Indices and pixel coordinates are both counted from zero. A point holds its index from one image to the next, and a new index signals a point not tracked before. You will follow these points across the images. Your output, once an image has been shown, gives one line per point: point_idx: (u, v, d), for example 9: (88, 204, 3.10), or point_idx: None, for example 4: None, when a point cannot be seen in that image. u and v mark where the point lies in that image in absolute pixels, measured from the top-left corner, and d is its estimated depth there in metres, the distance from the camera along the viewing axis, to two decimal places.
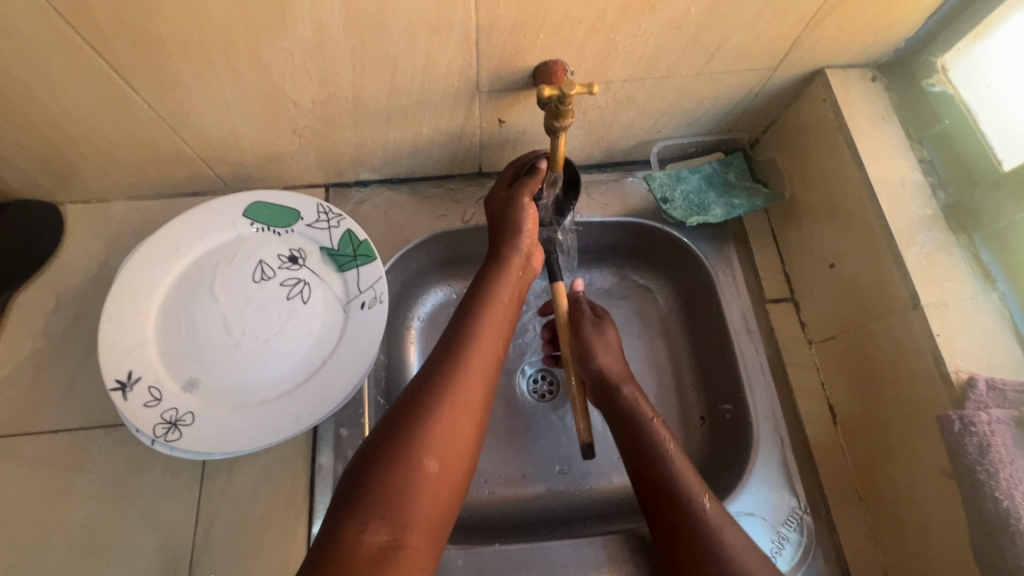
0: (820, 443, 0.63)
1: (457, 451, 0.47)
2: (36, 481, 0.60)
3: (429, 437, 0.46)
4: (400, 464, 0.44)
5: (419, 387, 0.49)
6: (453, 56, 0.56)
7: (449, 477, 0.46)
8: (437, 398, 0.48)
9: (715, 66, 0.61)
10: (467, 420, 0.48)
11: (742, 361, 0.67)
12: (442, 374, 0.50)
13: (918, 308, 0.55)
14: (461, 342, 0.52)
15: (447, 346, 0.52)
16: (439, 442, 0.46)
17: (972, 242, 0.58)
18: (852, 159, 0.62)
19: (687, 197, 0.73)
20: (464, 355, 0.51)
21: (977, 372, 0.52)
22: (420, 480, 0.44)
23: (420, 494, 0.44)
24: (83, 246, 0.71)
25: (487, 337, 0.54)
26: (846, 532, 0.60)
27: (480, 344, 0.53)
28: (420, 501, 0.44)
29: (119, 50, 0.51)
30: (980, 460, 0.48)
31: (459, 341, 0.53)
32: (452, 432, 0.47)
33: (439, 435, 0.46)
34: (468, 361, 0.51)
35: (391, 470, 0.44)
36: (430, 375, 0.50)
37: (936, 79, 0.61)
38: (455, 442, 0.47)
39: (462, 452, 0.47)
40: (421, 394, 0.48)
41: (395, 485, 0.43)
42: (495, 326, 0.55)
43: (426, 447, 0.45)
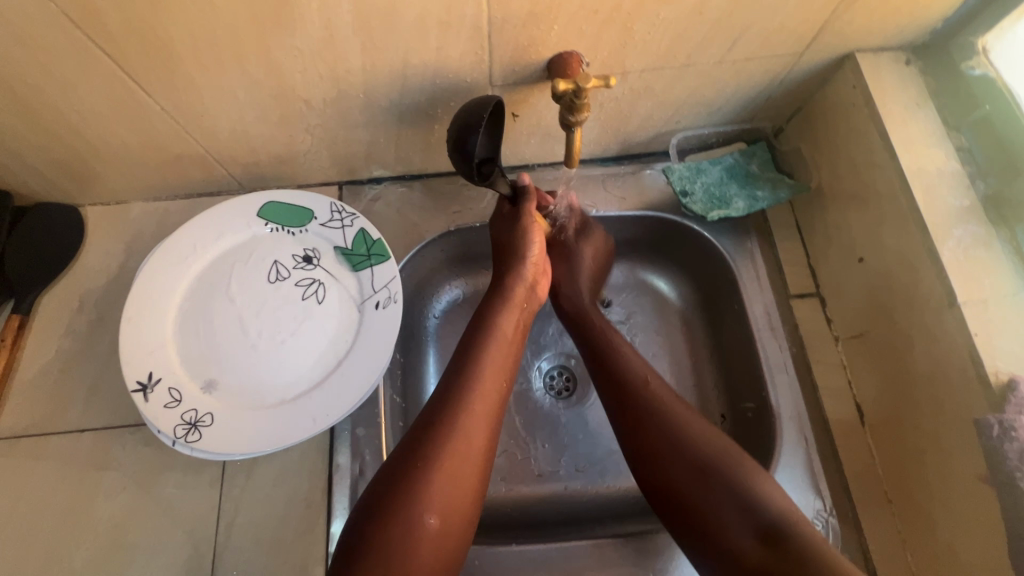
0: (847, 444, 0.61)
1: (457, 505, 0.50)
2: (65, 478, 0.61)
3: (429, 496, 0.49)
4: (401, 522, 0.47)
5: (419, 438, 0.51)
6: (465, 50, 0.54)
7: (451, 530, 0.49)
8: (436, 452, 0.50)
9: (737, 54, 0.59)
10: (464, 472, 0.51)
11: (765, 359, 0.65)
12: (442, 425, 0.52)
13: (955, 305, 0.52)
14: (459, 389, 0.54)
15: (447, 393, 0.54)
16: (439, 499, 0.49)
17: (1014, 235, 0.55)
18: (884, 148, 0.59)
19: (707, 190, 0.71)
20: (465, 401, 0.53)
21: (1019, 374, 0.49)
22: (421, 539, 0.47)
23: (421, 552, 0.47)
24: (104, 247, 0.71)
25: (486, 381, 0.55)
26: (874, 536, 0.58)
27: (481, 390, 0.55)
28: (420, 559, 0.47)
29: (130, 53, 0.51)
30: (1020, 467, 0.46)
31: (460, 386, 0.54)
32: (452, 485, 0.50)
33: (438, 491, 0.49)
34: (467, 411, 0.53)
35: (392, 527, 0.47)
36: (431, 424, 0.52)
37: (976, 61, 0.58)
38: (455, 495, 0.50)
39: (461, 504, 0.50)
40: (421, 445, 0.51)
41: (396, 541, 0.47)
42: (494, 366, 0.57)
43: (427, 505, 0.48)
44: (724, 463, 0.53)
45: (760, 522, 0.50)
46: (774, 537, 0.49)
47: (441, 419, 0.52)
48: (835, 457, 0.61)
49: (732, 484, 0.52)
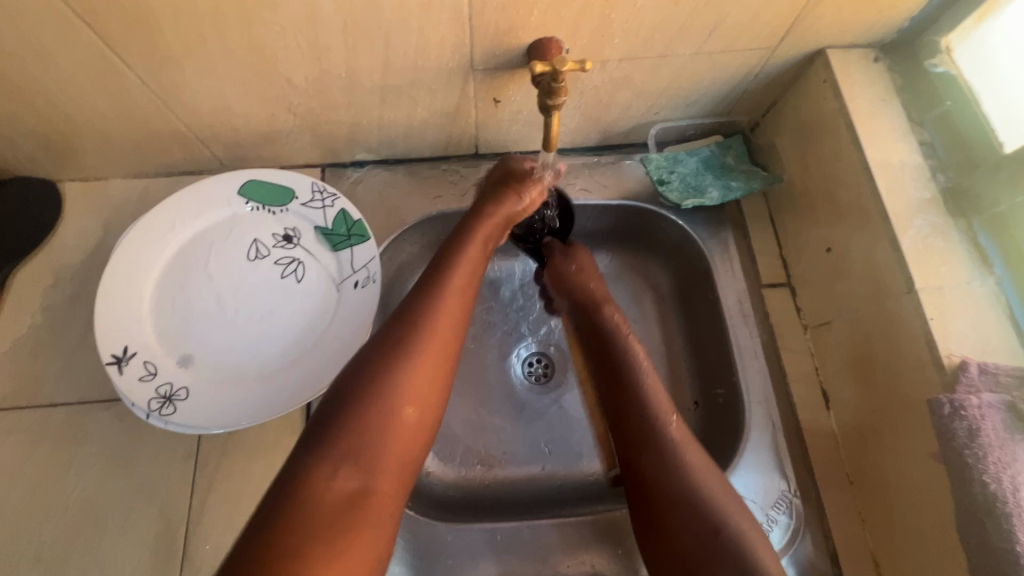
0: (812, 429, 0.63)
1: (430, 397, 0.44)
2: (36, 452, 0.61)
3: (403, 380, 0.43)
4: (371, 406, 0.41)
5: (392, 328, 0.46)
6: (447, 33, 0.55)
7: (423, 423, 0.44)
8: (408, 341, 0.45)
9: (713, 45, 0.60)
10: (437, 362, 0.45)
11: (736, 345, 0.67)
12: (416, 321, 0.46)
13: (912, 292, 0.54)
14: (434, 290, 0.48)
15: (422, 290, 0.49)
16: (415, 384, 0.43)
17: (971, 226, 0.57)
18: (851, 142, 0.61)
19: (684, 180, 0.73)
20: (436, 294, 0.48)
21: (970, 357, 0.51)
22: (394, 424, 0.42)
23: (392, 438, 0.42)
24: (81, 223, 0.71)
25: (459, 284, 0.50)
26: (835, 517, 0.60)
27: (454, 290, 0.49)
28: (395, 447, 0.42)
29: (111, 24, 0.51)
30: (970, 444, 0.48)
31: (433, 287, 0.49)
32: (424, 371, 0.44)
33: (413, 378, 0.43)
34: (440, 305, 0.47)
35: (361, 405, 0.41)
36: (404, 320, 0.46)
37: (940, 59, 0.60)
38: (430, 387, 0.44)
39: (434, 397, 0.45)
40: (394, 331, 0.45)
41: (365, 424, 0.41)
42: (467, 276, 0.52)
43: (399, 388, 0.43)
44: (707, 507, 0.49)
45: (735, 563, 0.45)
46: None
47: (411, 308, 0.47)
48: (800, 441, 0.63)
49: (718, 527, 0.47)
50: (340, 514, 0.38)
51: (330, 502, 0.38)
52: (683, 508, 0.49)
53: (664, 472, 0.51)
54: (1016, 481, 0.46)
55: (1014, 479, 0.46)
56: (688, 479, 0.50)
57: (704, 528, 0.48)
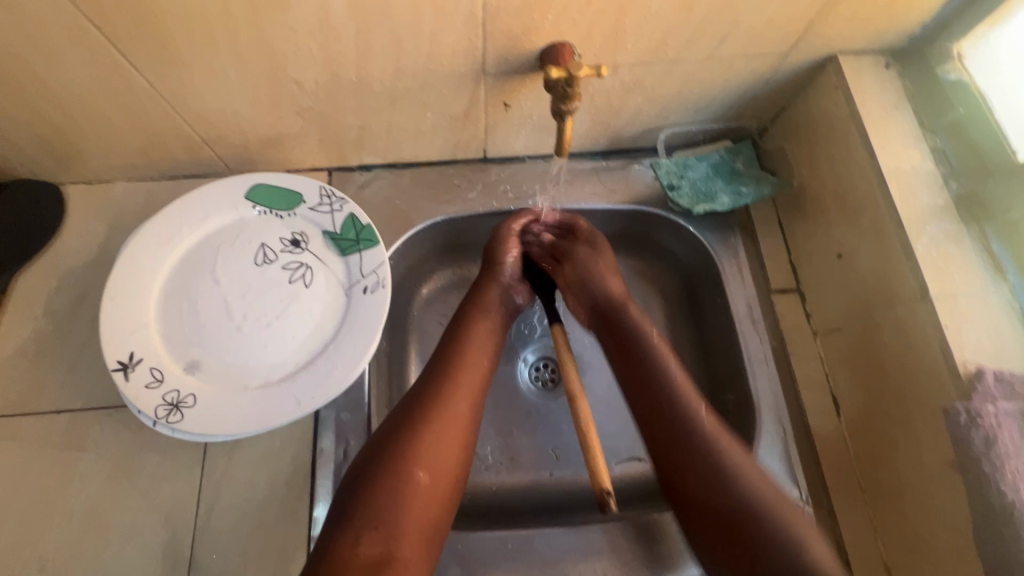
0: (823, 435, 0.63)
1: (445, 464, 0.51)
2: (40, 460, 0.60)
3: (418, 450, 0.51)
4: (391, 479, 0.49)
5: (415, 400, 0.54)
6: (460, 37, 0.55)
7: (437, 489, 0.50)
8: (426, 422, 0.52)
9: (725, 51, 0.60)
10: (451, 436, 0.53)
11: (746, 352, 0.67)
12: (434, 397, 0.54)
13: (926, 299, 0.54)
14: (448, 369, 0.57)
15: (438, 362, 0.58)
16: (428, 454, 0.51)
17: (984, 232, 0.57)
18: (863, 148, 0.61)
19: (694, 185, 0.73)
20: (455, 367, 0.57)
21: (985, 364, 0.51)
22: (412, 493, 0.49)
23: (409, 504, 0.48)
24: (85, 226, 0.70)
25: (471, 359, 0.58)
26: (847, 523, 0.59)
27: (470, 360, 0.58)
28: (412, 514, 0.48)
29: (120, 27, 0.50)
30: (985, 453, 0.48)
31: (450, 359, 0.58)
32: (437, 444, 0.52)
33: (428, 449, 0.51)
34: (457, 381, 0.56)
35: (382, 478, 0.49)
36: (422, 400, 0.54)
37: (952, 66, 0.61)
38: (443, 454, 0.51)
39: (449, 465, 0.52)
40: (413, 407, 0.53)
41: (386, 491, 0.48)
42: (481, 348, 0.60)
43: (417, 459, 0.50)
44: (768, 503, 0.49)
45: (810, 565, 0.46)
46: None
47: (435, 377, 0.56)
48: (811, 448, 0.63)
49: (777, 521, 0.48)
50: None
51: (350, 563, 0.45)
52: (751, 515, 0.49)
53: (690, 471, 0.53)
54: None
55: None
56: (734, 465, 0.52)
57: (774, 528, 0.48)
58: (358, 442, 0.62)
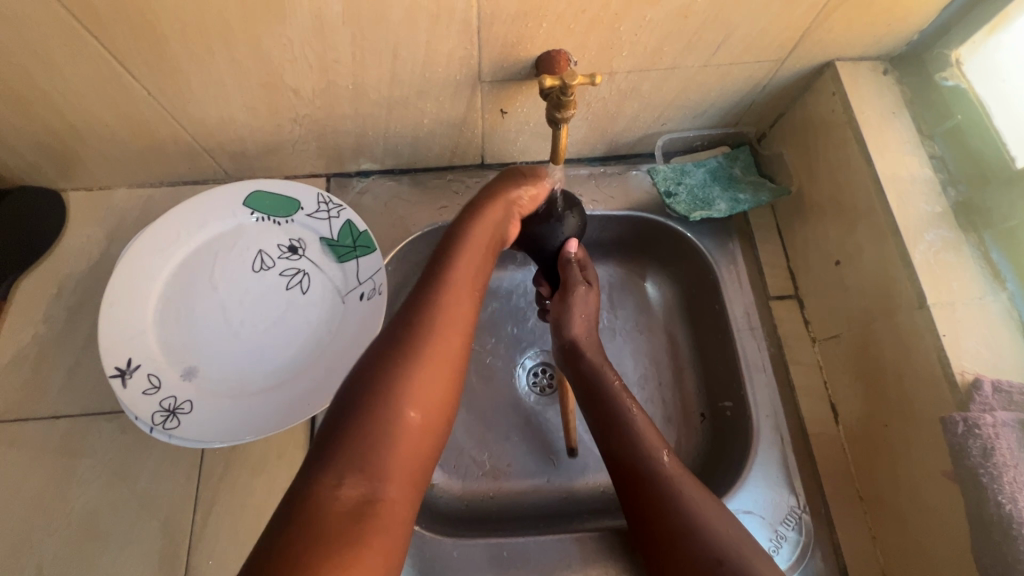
0: (821, 443, 0.63)
1: (440, 398, 0.42)
2: (39, 465, 0.60)
3: (407, 384, 0.41)
4: (374, 416, 0.39)
5: (400, 326, 0.44)
6: (455, 46, 0.55)
7: (432, 426, 0.41)
8: (413, 354, 0.42)
9: (721, 58, 0.60)
10: (445, 371, 0.43)
11: (744, 358, 0.66)
12: (424, 322, 0.44)
13: (924, 307, 0.54)
14: (437, 294, 0.46)
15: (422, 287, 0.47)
16: (420, 390, 0.41)
17: (983, 240, 0.56)
18: (860, 155, 0.60)
19: (691, 192, 0.72)
20: (448, 285, 0.47)
21: (983, 374, 0.51)
22: (402, 434, 0.39)
23: (399, 444, 0.39)
24: (85, 232, 0.71)
25: (462, 284, 0.48)
26: (845, 532, 0.59)
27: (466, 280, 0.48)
28: (401, 454, 0.39)
29: (118, 37, 0.51)
30: (983, 463, 0.47)
31: (444, 276, 0.48)
32: (432, 378, 0.42)
33: (419, 383, 0.41)
34: (452, 305, 0.46)
35: (367, 410, 0.39)
36: (408, 323, 0.44)
37: (950, 73, 0.60)
38: (438, 390, 0.42)
39: (444, 404, 0.42)
40: (401, 332, 0.44)
41: (371, 426, 0.39)
42: (471, 272, 0.49)
43: (407, 394, 0.41)
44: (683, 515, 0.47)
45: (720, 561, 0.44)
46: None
47: (427, 298, 0.46)
48: (809, 456, 0.62)
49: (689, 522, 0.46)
50: (349, 525, 0.35)
51: (331, 509, 0.35)
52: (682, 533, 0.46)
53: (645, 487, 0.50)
54: None
55: None
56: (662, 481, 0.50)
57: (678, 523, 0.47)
58: None
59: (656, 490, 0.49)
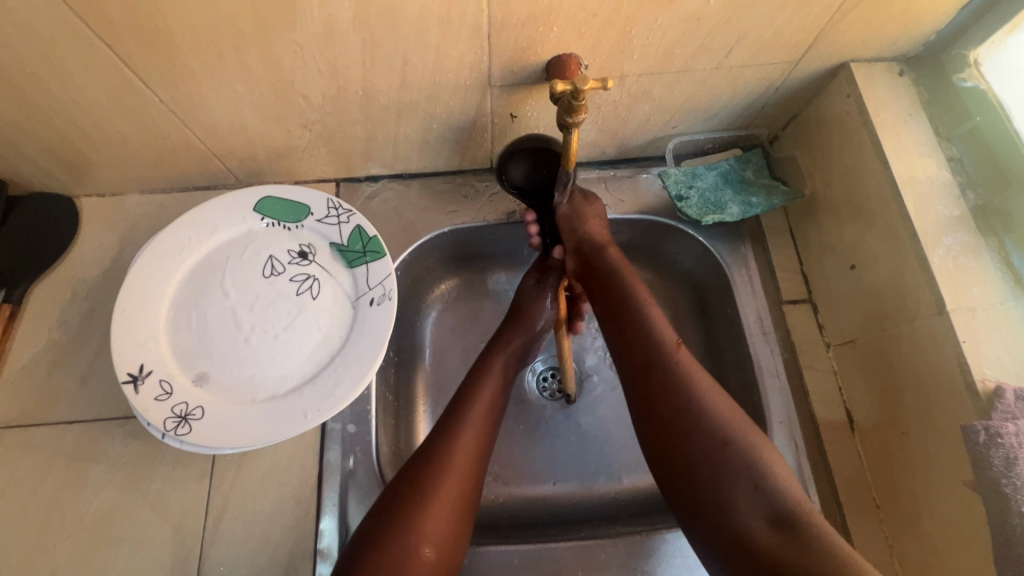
0: (837, 451, 0.62)
1: (451, 537, 0.49)
2: (52, 470, 0.61)
3: (422, 524, 0.47)
4: (392, 556, 0.46)
5: (418, 467, 0.51)
6: (465, 50, 0.55)
7: (443, 564, 0.47)
8: (432, 495, 0.49)
9: (734, 60, 0.59)
10: (455, 505, 0.49)
11: (757, 364, 0.66)
12: (438, 462, 0.51)
13: (943, 313, 0.53)
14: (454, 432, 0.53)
15: (442, 428, 0.54)
16: (432, 528, 0.48)
17: (1003, 245, 0.55)
18: (876, 158, 0.60)
19: (703, 195, 0.71)
20: (459, 431, 0.53)
21: (1005, 381, 0.50)
22: (414, 570, 0.46)
23: None
24: (98, 238, 0.71)
25: (475, 429, 0.55)
26: (861, 541, 0.58)
27: (471, 426, 0.54)
28: None
29: (130, 45, 0.51)
30: (1006, 473, 0.46)
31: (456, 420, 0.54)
32: (442, 518, 0.48)
33: (432, 522, 0.48)
34: (460, 447, 0.52)
35: (388, 552, 0.46)
36: (426, 462, 0.51)
37: (969, 73, 0.59)
38: (449, 529, 0.49)
39: (453, 536, 0.49)
40: (419, 473, 0.50)
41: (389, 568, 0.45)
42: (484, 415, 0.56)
43: (422, 534, 0.47)
44: (738, 444, 0.48)
45: (776, 509, 0.45)
46: (787, 522, 0.44)
47: (441, 440, 0.53)
48: (825, 464, 0.61)
49: (750, 464, 0.46)
50: None
51: None
52: (714, 459, 0.47)
53: (664, 394, 0.51)
54: None
55: None
56: (704, 413, 0.49)
57: (709, 439, 0.48)
58: (365, 454, 0.63)
59: (676, 407, 0.50)
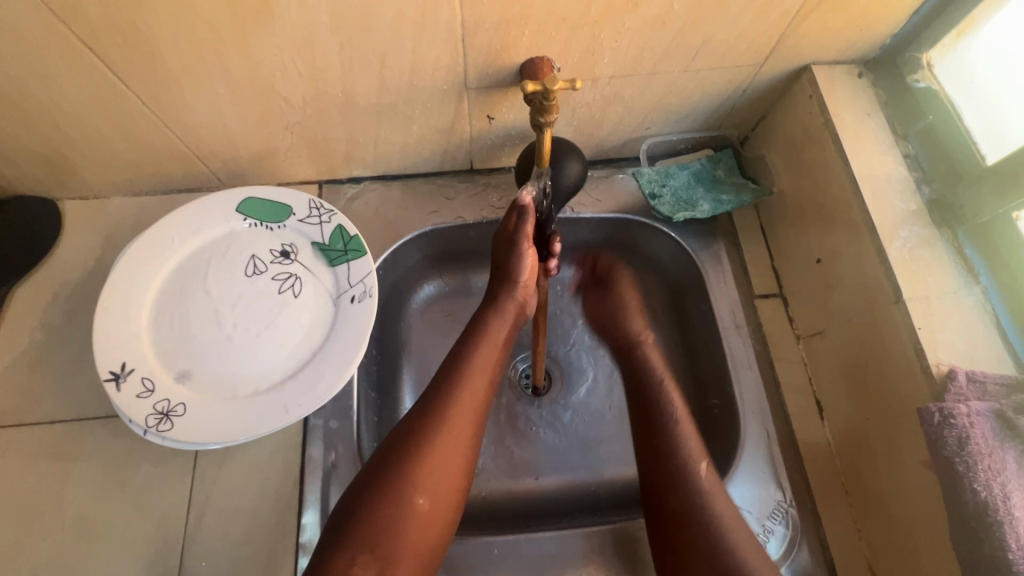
0: (806, 438, 0.64)
1: (445, 489, 0.52)
2: (33, 470, 0.61)
3: (420, 477, 0.51)
4: (392, 505, 0.49)
5: (412, 424, 0.54)
6: (441, 53, 0.57)
7: (438, 513, 0.51)
8: (426, 448, 0.52)
9: (700, 63, 0.62)
10: (452, 454, 0.53)
11: (730, 355, 0.68)
12: (433, 418, 0.54)
13: (900, 301, 0.55)
14: (454, 383, 0.57)
15: (443, 381, 0.57)
16: (428, 480, 0.51)
17: (957, 236, 0.58)
18: (837, 155, 0.62)
19: (676, 193, 0.74)
20: (455, 386, 0.56)
21: (958, 365, 0.52)
22: (408, 519, 0.50)
23: (406, 529, 0.49)
24: (81, 241, 0.72)
25: (474, 382, 0.57)
26: (830, 525, 0.60)
27: (470, 382, 0.57)
28: (407, 536, 0.49)
29: (112, 49, 0.52)
30: (960, 453, 0.48)
31: (457, 374, 0.57)
32: (436, 471, 0.52)
33: (428, 475, 0.52)
34: (457, 398, 0.56)
35: (381, 499, 0.50)
36: (422, 416, 0.54)
37: (922, 75, 0.62)
38: (443, 479, 0.52)
39: (447, 488, 0.52)
40: (414, 427, 0.54)
41: (385, 514, 0.49)
42: (482, 372, 0.59)
43: (416, 486, 0.51)
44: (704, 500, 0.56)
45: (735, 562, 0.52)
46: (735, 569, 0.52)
47: (437, 395, 0.56)
48: (795, 451, 0.63)
49: (712, 522, 0.55)
50: None
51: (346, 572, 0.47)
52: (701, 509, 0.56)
53: (666, 459, 0.59)
54: (1006, 488, 0.46)
55: (1003, 486, 0.47)
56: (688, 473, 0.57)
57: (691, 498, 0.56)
58: (347, 449, 0.63)
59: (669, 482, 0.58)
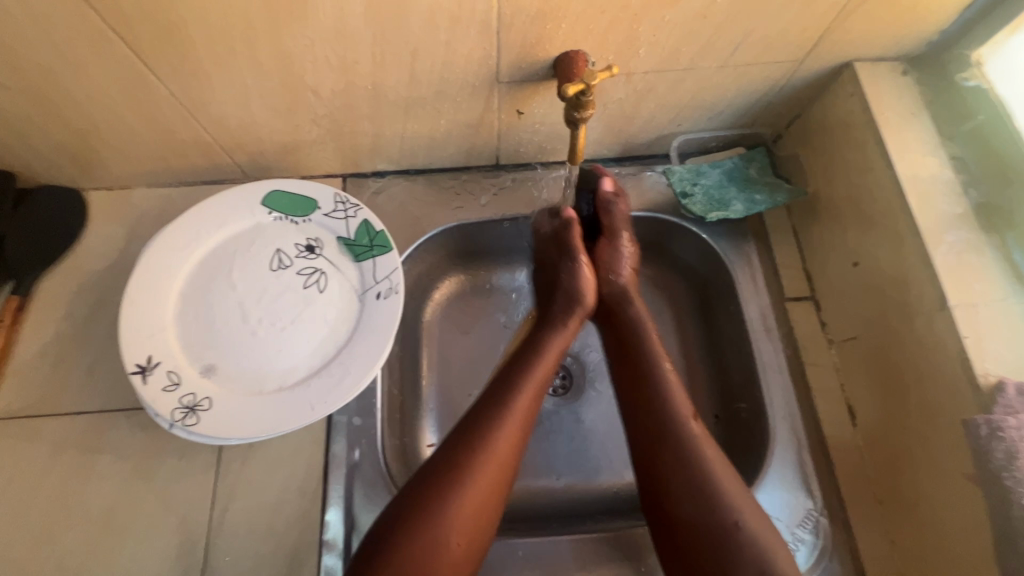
0: (838, 445, 0.62)
1: (476, 529, 0.51)
2: (59, 460, 0.61)
3: (450, 518, 0.50)
4: (423, 544, 0.48)
5: (451, 457, 0.52)
6: (473, 46, 0.55)
7: (467, 551, 0.50)
8: (460, 482, 0.51)
9: (738, 59, 0.60)
10: (487, 491, 0.52)
11: (759, 359, 0.66)
12: (474, 453, 0.53)
13: (945, 309, 0.53)
14: (500, 413, 0.55)
15: (486, 412, 0.55)
16: (460, 521, 0.50)
17: (1005, 243, 0.56)
18: (879, 155, 0.60)
19: (707, 193, 0.72)
20: (502, 418, 0.55)
21: (1007, 376, 0.50)
22: (440, 559, 0.49)
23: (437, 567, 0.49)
24: (106, 231, 0.71)
25: (520, 413, 0.56)
26: (863, 535, 0.58)
27: (515, 415, 0.55)
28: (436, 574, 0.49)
29: (144, 40, 0.52)
30: (1008, 467, 0.47)
31: (500, 406, 0.55)
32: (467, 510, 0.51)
33: (461, 514, 0.50)
34: (500, 430, 0.54)
35: (413, 536, 0.49)
36: (462, 448, 0.53)
37: (971, 73, 0.59)
38: (474, 518, 0.51)
39: (478, 527, 0.51)
40: (451, 460, 0.52)
41: (414, 553, 0.48)
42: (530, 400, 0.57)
43: (447, 526, 0.50)
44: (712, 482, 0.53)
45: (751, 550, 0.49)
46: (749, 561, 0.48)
47: (479, 429, 0.54)
48: (826, 459, 0.62)
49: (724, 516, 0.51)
50: None
51: None
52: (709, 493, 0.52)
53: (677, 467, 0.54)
54: None
55: None
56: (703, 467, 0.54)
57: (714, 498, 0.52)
58: (370, 446, 0.63)
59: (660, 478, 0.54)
